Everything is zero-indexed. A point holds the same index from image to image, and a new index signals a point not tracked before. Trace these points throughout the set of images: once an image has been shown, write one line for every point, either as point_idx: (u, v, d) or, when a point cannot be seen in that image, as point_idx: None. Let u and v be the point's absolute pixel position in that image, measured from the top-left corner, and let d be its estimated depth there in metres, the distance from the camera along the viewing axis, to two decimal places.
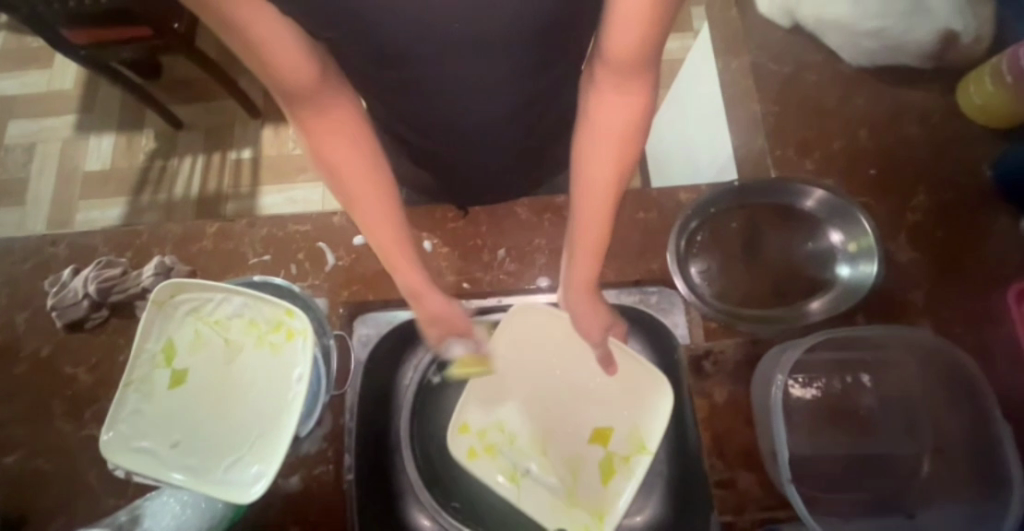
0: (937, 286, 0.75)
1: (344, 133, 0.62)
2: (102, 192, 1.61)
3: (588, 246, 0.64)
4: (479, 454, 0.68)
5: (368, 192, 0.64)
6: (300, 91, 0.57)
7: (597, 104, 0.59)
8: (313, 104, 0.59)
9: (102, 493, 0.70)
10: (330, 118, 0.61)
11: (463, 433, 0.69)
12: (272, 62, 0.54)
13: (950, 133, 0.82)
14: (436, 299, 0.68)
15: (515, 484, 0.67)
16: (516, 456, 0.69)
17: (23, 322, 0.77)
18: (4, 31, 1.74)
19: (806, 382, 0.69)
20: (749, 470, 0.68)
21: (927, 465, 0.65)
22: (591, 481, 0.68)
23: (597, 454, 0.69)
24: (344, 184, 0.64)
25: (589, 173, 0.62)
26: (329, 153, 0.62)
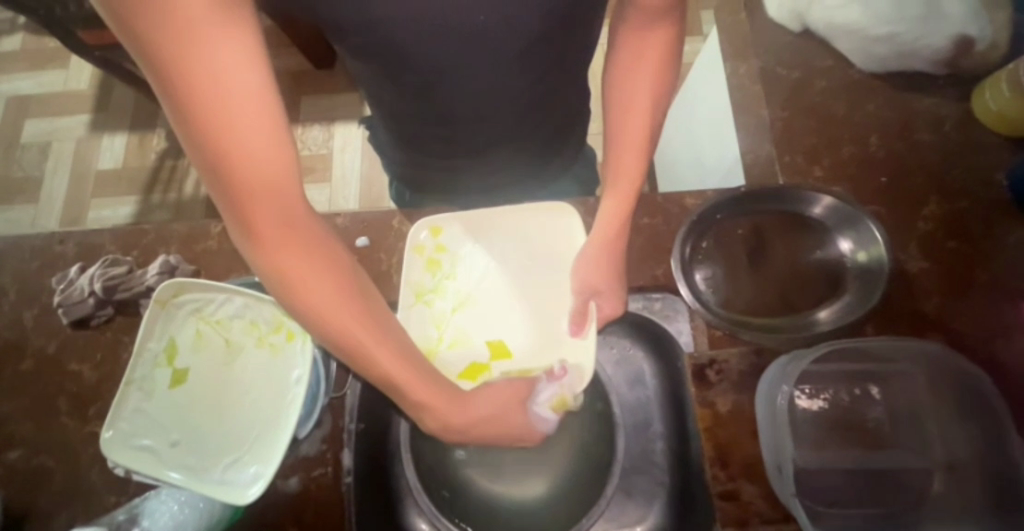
0: (949, 295, 0.73)
1: (301, 237, 0.54)
2: (113, 191, 1.63)
3: (625, 183, 0.71)
4: (417, 286, 0.74)
5: (348, 326, 0.56)
6: (266, 175, 0.49)
7: (627, 43, 0.69)
8: (279, 200, 0.51)
9: (103, 490, 0.71)
10: (284, 223, 0.52)
11: (431, 232, 0.76)
12: (234, 131, 0.46)
13: (963, 140, 0.80)
14: (458, 412, 0.61)
15: (416, 310, 0.73)
16: (437, 299, 0.75)
17: (31, 318, 0.78)
18: (23, 33, 1.78)
19: (812, 393, 0.67)
20: (754, 483, 0.65)
21: (941, 482, 0.63)
22: (455, 365, 0.72)
23: (472, 359, 0.73)
24: (309, 298, 0.55)
25: (624, 120, 0.71)
26: (283, 255, 0.53)
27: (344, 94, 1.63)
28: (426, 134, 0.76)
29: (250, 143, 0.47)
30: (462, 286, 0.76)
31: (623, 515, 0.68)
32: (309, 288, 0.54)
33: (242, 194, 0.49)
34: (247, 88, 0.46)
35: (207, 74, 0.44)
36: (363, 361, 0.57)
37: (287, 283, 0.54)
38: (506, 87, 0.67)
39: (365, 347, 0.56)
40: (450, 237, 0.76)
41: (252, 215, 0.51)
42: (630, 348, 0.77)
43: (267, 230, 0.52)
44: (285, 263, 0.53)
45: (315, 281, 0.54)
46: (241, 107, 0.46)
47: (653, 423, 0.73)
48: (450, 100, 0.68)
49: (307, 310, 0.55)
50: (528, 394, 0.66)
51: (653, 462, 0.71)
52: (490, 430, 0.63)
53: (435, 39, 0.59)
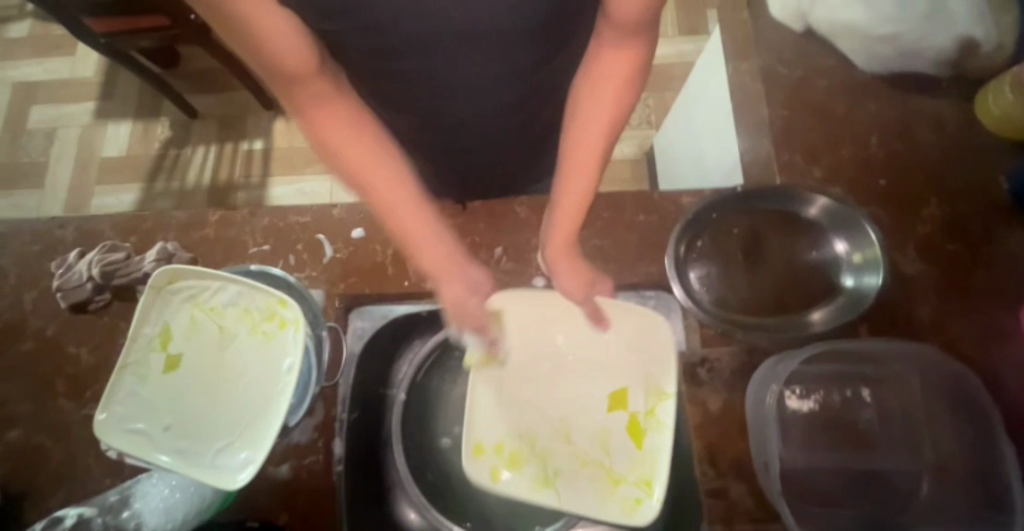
0: (945, 299, 0.72)
1: (346, 121, 0.63)
2: (117, 178, 1.64)
3: (576, 183, 0.67)
4: (499, 470, 0.64)
5: (381, 197, 0.66)
6: (300, 71, 0.58)
7: (599, 60, 0.64)
8: (319, 87, 0.61)
9: (96, 473, 0.72)
10: (331, 111, 0.63)
11: (478, 455, 0.64)
12: (276, 52, 0.56)
13: (965, 143, 0.80)
14: (462, 286, 0.66)
15: (537, 492, 0.63)
16: (522, 461, 0.65)
17: (29, 301, 0.79)
18: (30, 20, 1.79)
19: (804, 394, 0.67)
20: (743, 481, 0.66)
21: (928, 486, 0.63)
22: (625, 449, 0.65)
23: (619, 438, 0.66)
24: (352, 169, 0.65)
25: (588, 115, 0.66)
26: (328, 135, 0.64)
27: None
28: (423, 127, 0.76)
29: (284, 51, 0.56)
30: (527, 429, 0.67)
31: None
32: (351, 162, 0.65)
33: (289, 86, 0.60)
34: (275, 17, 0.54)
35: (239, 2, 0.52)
36: (392, 221, 0.67)
37: (336, 158, 0.65)
38: (503, 82, 0.67)
39: (401, 216, 0.66)
40: (482, 430, 0.66)
41: (301, 100, 0.61)
42: None
43: (314, 115, 0.62)
44: (332, 140, 0.64)
45: (359, 153, 0.65)
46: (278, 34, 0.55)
47: None
48: (447, 93, 0.68)
49: (352, 178, 0.66)
50: (479, 328, 0.67)
51: None
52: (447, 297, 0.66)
53: (431, 30, 0.58)
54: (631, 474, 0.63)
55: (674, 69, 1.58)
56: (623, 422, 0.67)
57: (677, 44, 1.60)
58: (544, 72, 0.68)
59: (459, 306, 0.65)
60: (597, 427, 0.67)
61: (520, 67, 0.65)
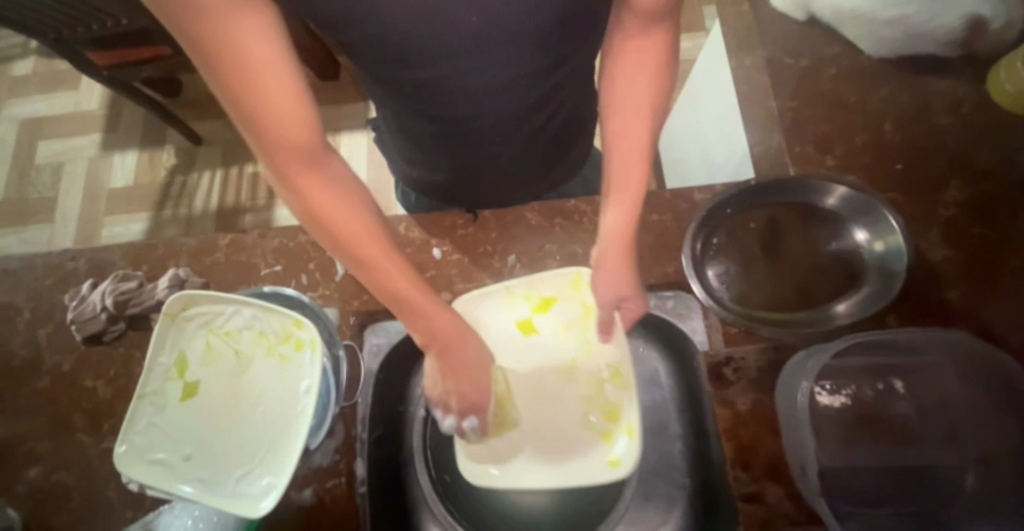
0: (974, 283, 0.71)
1: (332, 188, 0.58)
2: (126, 208, 1.66)
3: (633, 164, 0.67)
4: (616, 427, 0.65)
5: (374, 254, 0.60)
6: (291, 138, 0.53)
7: (625, 54, 0.66)
8: (305, 159, 0.55)
9: (119, 507, 0.71)
10: (315, 170, 0.57)
11: (617, 465, 0.62)
12: (274, 113, 0.51)
13: (980, 124, 0.78)
14: (433, 305, 0.63)
15: (622, 371, 0.68)
16: (600, 395, 0.68)
17: (45, 336, 0.79)
18: (35, 57, 1.82)
19: (834, 390, 0.65)
20: (778, 483, 0.64)
21: (973, 481, 0.60)
22: (574, 318, 0.72)
23: (548, 320, 0.72)
24: (330, 228, 0.59)
25: (625, 104, 0.67)
26: (314, 200, 0.58)
27: (350, 105, 1.64)
28: (428, 134, 0.75)
29: (281, 119, 0.51)
30: (579, 405, 0.69)
31: (640, 520, 0.67)
32: (336, 228, 0.59)
33: (276, 152, 0.54)
34: (281, 78, 0.49)
35: (246, 61, 0.47)
36: (374, 277, 0.61)
37: (318, 225, 0.59)
38: (512, 87, 0.66)
39: (392, 284, 0.61)
40: (591, 462, 0.64)
41: (283, 161, 0.55)
42: (643, 348, 0.75)
43: (298, 183, 0.57)
44: (316, 204, 0.58)
45: (337, 214, 0.59)
46: (279, 97, 0.50)
47: (670, 425, 0.71)
48: (456, 100, 0.67)
49: (324, 232, 0.59)
50: (472, 395, 0.64)
51: (671, 463, 0.69)
52: (463, 381, 0.63)
53: (437, 38, 0.58)
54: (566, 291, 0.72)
55: None
56: (548, 324, 0.72)
57: None
58: (550, 76, 0.68)
59: (449, 374, 0.63)
60: (556, 332, 0.72)
61: (526, 69, 0.64)
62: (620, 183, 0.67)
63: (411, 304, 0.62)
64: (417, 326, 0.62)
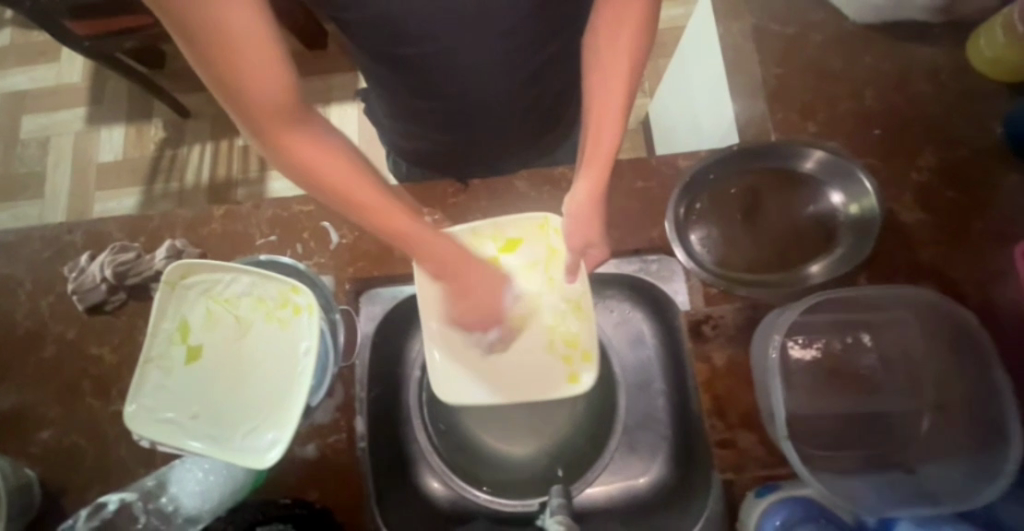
0: (942, 243, 0.74)
1: (319, 145, 0.58)
2: (116, 182, 1.65)
3: (611, 114, 0.68)
4: (576, 352, 0.71)
5: (368, 202, 0.61)
6: (271, 95, 0.52)
7: (614, 9, 0.66)
8: (286, 115, 0.55)
9: (132, 464, 0.75)
10: (301, 128, 0.57)
11: (574, 382, 0.70)
12: (242, 67, 0.49)
13: (958, 89, 0.80)
14: (448, 245, 0.65)
15: (582, 305, 0.73)
16: (562, 325, 0.73)
17: (48, 306, 0.81)
18: (11, 28, 1.77)
19: (806, 343, 0.69)
20: (751, 431, 0.68)
21: (928, 425, 0.65)
22: (535, 256, 0.75)
23: (512, 260, 0.75)
24: (324, 186, 0.60)
25: (610, 58, 0.67)
26: (300, 155, 0.58)
27: (339, 76, 1.62)
28: (416, 103, 0.76)
29: (255, 76, 0.50)
30: (542, 334, 0.73)
31: (626, 469, 0.73)
32: (330, 182, 0.60)
33: (255, 113, 0.54)
34: (247, 26, 0.48)
35: (211, 16, 0.46)
36: (373, 219, 0.62)
37: (311, 182, 0.60)
38: (500, 57, 0.67)
39: (398, 225, 0.62)
40: (553, 383, 0.70)
41: (265, 124, 0.55)
42: (630, 311, 0.79)
43: (282, 140, 0.57)
44: (307, 164, 0.58)
45: (326, 170, 0.59)
46: (247, 48, 0.49)
47: (653, 382, 0.76)
48: (445, 72, 0.68)
49: (319, 189, 0.60)
50: (489, 319, 0.70)
51: (654, 417, 0.75)
52: (466, 299, 0.68)
53: (421, 7, 0.58)
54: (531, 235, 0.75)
55: (665, 34, 1.57)
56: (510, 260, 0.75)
57: (667, 9, 1.58)
58: (536, 44, 0.68)
59: (470, 307, 0.68)
60: (519, 272, 0.75)
61: (512, 38, 0.65)
62: (596, 136, 0.68)
63: (415, 243, 0.63)
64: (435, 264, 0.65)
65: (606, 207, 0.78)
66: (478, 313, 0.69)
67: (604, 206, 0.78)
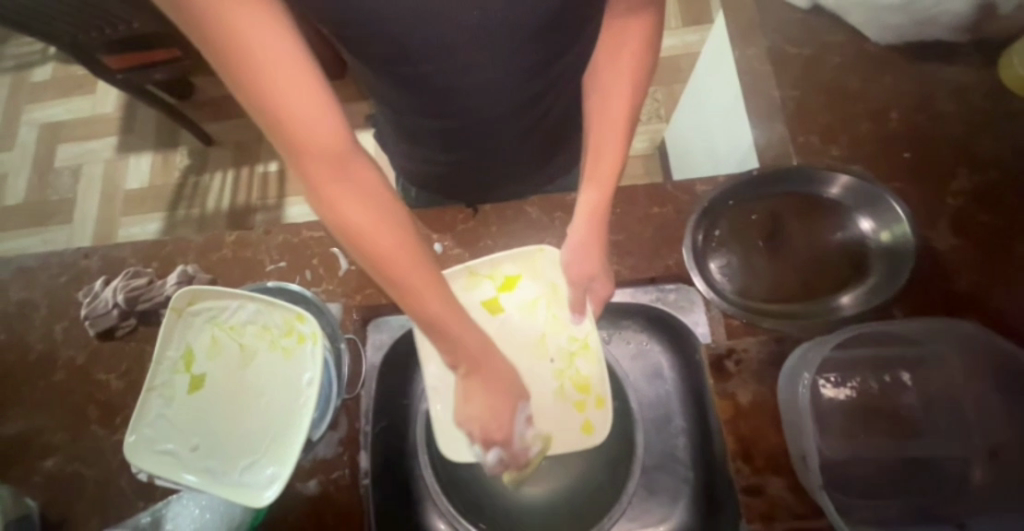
0: (982, 272, 0.69)
1: (362, 199, 0.56)
2: (141, 208, 1.70)
3: (610, 141, 0.68)
4: (589, 398, 0.67)
5: (409, 263, 0.57)
6: (318, 141, 0.52)
7: (609, 38, 0.67)
8: (331, 159, 0.53)
9: (133, 495, 0.73)
10: (346, 181, 0.55)
11: (588, 431, 0.66)
12: (293, 109, 0.50)
13: (990, 111, 0.77)
14: (462, 327, 0.60)
15: (589, 344, 0.70)
16: (572, 368, 0.70)
17: (60, 331, 0.81)
18: (53, 63, 1.87)
19: (838, 382, 0.64)
20: (780, 476, 0.62)
21: (982, 474, 0.59)
22: (535, 294, 0.74)
23: (511, 298, 0.73)
24: (366, 243, 0.56)
25: (614, 87, 0.68)
26: (340, 206, 0.55)
27: (357, 104, 1.66)
28: (427, 129, 0.75)
29: (298, 115, 0.50)
30: (551, 379, 0.70)
31: (644, 516, 0.67)
32: (370, 242, 0.56)
33: (299, 156, 0.53)
34: (300, 70, 0.49)
35: (262, 56, 0.47)
36: (411, 289, 0.57)
37: (353, 240, 0.56)
38: (511, 82, 0.67)
39: (422, 293, 0.58)
40: (563, 431, 0.66)
41: (312, 172, 0.54)
42: (646, 342, 0.76)
43: (321, 188, 0.55)
44: (351, 219, 0.55)
45: (369, 226, 0.56)
46: (298, 92, 0.49)
47: (673, 418, 0.71)
48: (456, 96, 0.67)
49: (361, 251, 0.57)
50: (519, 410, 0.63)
51: (675, 458, 0.70)
52: (484, 402, 0.61)
53: (430, 35, 0.58)
54: (531, 271, 0.74)
55: (680, 61, 1.57)
56: (508, 302, 0.74)
57: (681, 36, 1.59)
58: (548, 70, 0.68)
59: (493, 411, 0.61)
60: (519, 312, 0.73)
61: (522, 65, 0.65)
62: (596, 164, 0.68)
63: (448, 325, 0.59)
64: (448, 350, 0.60)
65: (619, 233, 0.75)
66: (486, 423, 0.61)
67: (618, 232, 0.75)
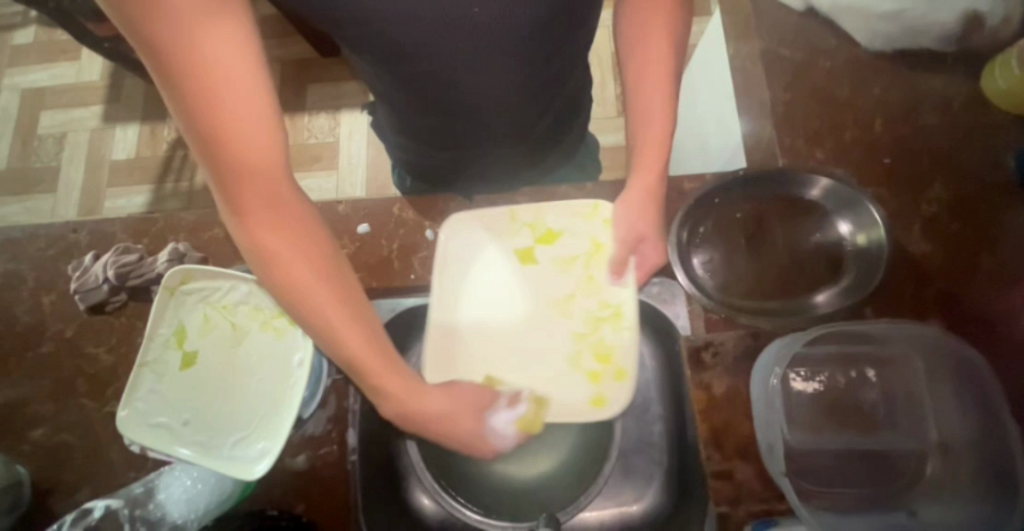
0: (949, 278, 0.73)
1: (287, 223, 0.57)
2: (128, 180, 1.67)
3: (654, 108, 0.70)
4: (608, 369, 0.68)
5: (325, 306, 0.58)
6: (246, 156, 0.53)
7: (634, 19, 0.70)
8: (263, 184, 0.55)
9: (121, 466, 0.74)
10: (276, 210, 0.56)
11: (598, 406, 0.66)
12: (233, 128, 0.51)
13: (970, 121, 0.79)
14: (399, 378, 0.60)
15: (621, 313, 0.70)
16: (596, 334, 0.70)
17: (49, 304, 0.82)
18: (35, 26, 1.81)
19: (809, 376, 0.67)
20: (748, 462, 0.66)
21: (934, 466, 0.63)
22: (573, 249, 0.74)
23: (551, 251, 0.74)
24: (290, 282, 0.57)
25: (646, 66, 0.70)
26: (262, 235, 0.56)
27: (351, 82, 1.64)
28: (422, 117, 0.76)
29: (246, 137, 0.52)
30: (569, 341, 0.70)
31: (620, 494, 0.70)
32: (295, 281, 0.57)
33: (232, 175, 0.53)
34: (243, 94, 0.51)
35: (206, 73, 0.49)
36: (321, 326, 0.58)
37: (272, 275, 0.57)
38: (507, 75, 0.67)
39: (372, 360, 0.59)
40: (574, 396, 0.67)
41: (242, 200, 0.55)
42: None
43: (245, 206, 0.55)
44: (276, 250, 0.57)
45: (289, 260, 0.57)
46: (242, 113, 0.51)
47: (651, 406, 0.74)
48: (453, 88, 0.68)
49: (285, 290, 0.58)
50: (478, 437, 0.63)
51: (650, 442, 0.73)
52: (444, 416, 0.62)
53: (426, 29, 0.59)
54: (579, 226, 0.75)
55: None
56: (541, 253, 0.74)
57: None
58: (542, 65, 0.69)
59: (453, 429, 0.62)
60: (558, 263, 0.74)
61: (517, 60, 0.65)
62: (645, 132, 0.70)
63: (368, 368, 0.59)
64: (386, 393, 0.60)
65: None
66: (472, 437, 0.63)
67: None
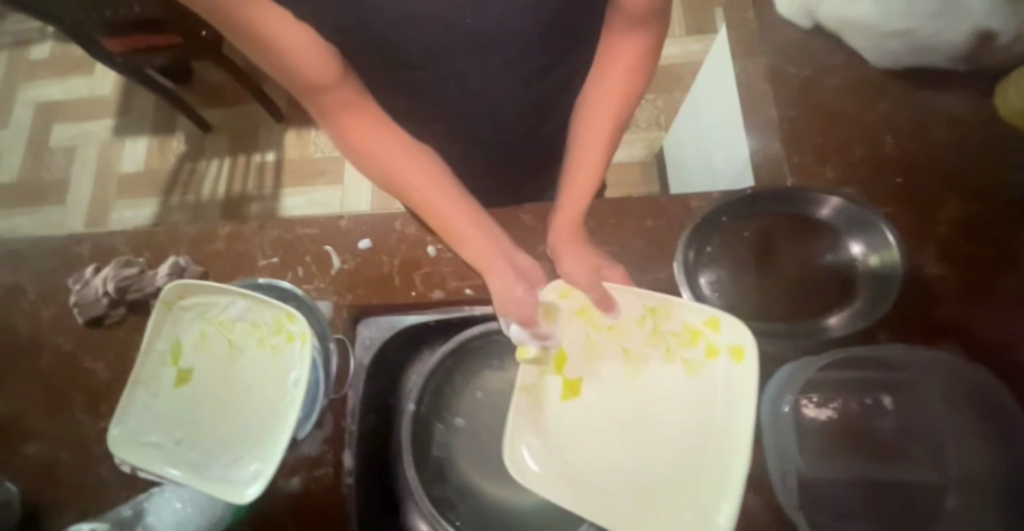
0: (966, 300, 0.70)
1: (376, 121, 0.67)
2: (135, 193, 1.68)
3: (594, 144, 0.71)
4: (702, 339, 0.65)
5: (416, 189, 0.69)
6: (324, 82, 0.60)
7: (607, 47, 0.67)
8: (341, 93, 0.63)
9: (113, 486, 0.73)
10: (364, 110, 0.66)
11: (739, 359, 0.63)
12: (301, 62, 0.58)
13: (983, 139, 0.78)
14: (476, 234, 0.69)
15: (654, 307, 0.67)
16: (667, 345, 0.67)
17: (48, 317, 0.81)
18: (51, 41, 1.85)
19: (821, 402, 0.65)
20: (759, 493, 0.63)
21: (956, 502, 0.60)
22: (573, 343, 0.68)
23: (573, 365, 0.68)
24: (389, 169, 0.68)
25: (600, 100, 0.70)
26: (359, 137, 0.67)
27: None
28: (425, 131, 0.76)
29: (311, 67, 0.58)
30: (668, 368, 0.67)
31: None
32: (391, 168, 0.68)
33: (313, 94, 0.62)
34: (294, 35, 0.56)
35: (269, 30, 0.55)
36: (416, 204, 0.70)
37: (377, 171, 0.69)
38: (511, 89, 0.67)
39: (452, 223, 0.69)
40: (720, 382, 0.64)
41: (330, 111, 0.64)
42: None
43: (339, 117, 0.65)
44: (371, 148, 0.67)
45: (387, 154, 0.68)
46: (301, 47, 0.57)
47: None
48: (456, 102, 0.68)
49: (382, 173, 0.69)
50: (526, 318, 0.67)
51: None
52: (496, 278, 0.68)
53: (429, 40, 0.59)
54: (558, 331, 0.69)
55: (682, 69, 1.57)
56: (569, 375, 0.68)
57: (684, 44, 1.59)
58: (546, 79, 0.68)
59: (507, 295, 0.67)
60: (591, 362, 0.68)
61: (521, 74, 0.65)
62: (581, 165, 0.72)
63: (456, 232, 0.69)
64: (468, 251, 0.69)
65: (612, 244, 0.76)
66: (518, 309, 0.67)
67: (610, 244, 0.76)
